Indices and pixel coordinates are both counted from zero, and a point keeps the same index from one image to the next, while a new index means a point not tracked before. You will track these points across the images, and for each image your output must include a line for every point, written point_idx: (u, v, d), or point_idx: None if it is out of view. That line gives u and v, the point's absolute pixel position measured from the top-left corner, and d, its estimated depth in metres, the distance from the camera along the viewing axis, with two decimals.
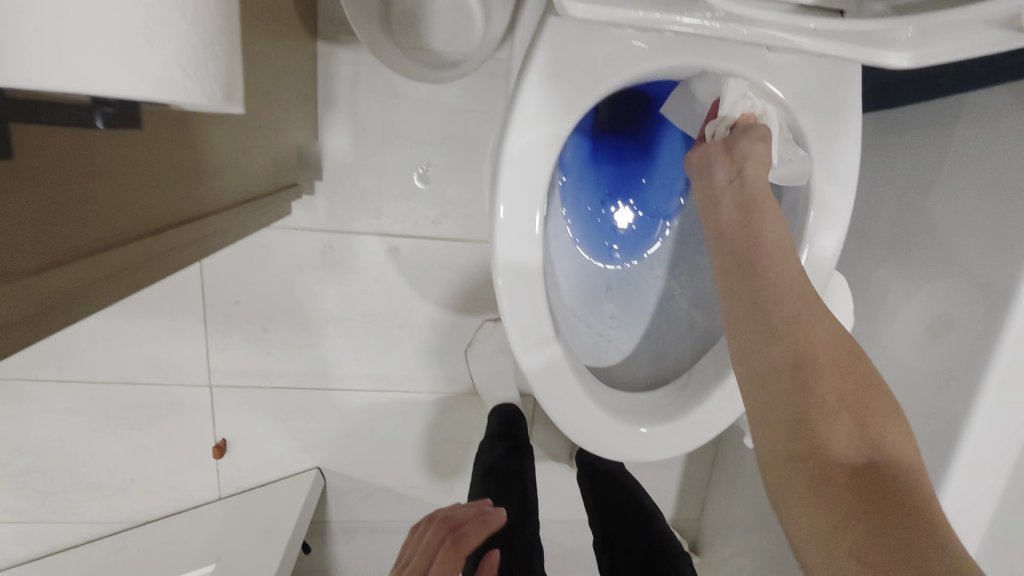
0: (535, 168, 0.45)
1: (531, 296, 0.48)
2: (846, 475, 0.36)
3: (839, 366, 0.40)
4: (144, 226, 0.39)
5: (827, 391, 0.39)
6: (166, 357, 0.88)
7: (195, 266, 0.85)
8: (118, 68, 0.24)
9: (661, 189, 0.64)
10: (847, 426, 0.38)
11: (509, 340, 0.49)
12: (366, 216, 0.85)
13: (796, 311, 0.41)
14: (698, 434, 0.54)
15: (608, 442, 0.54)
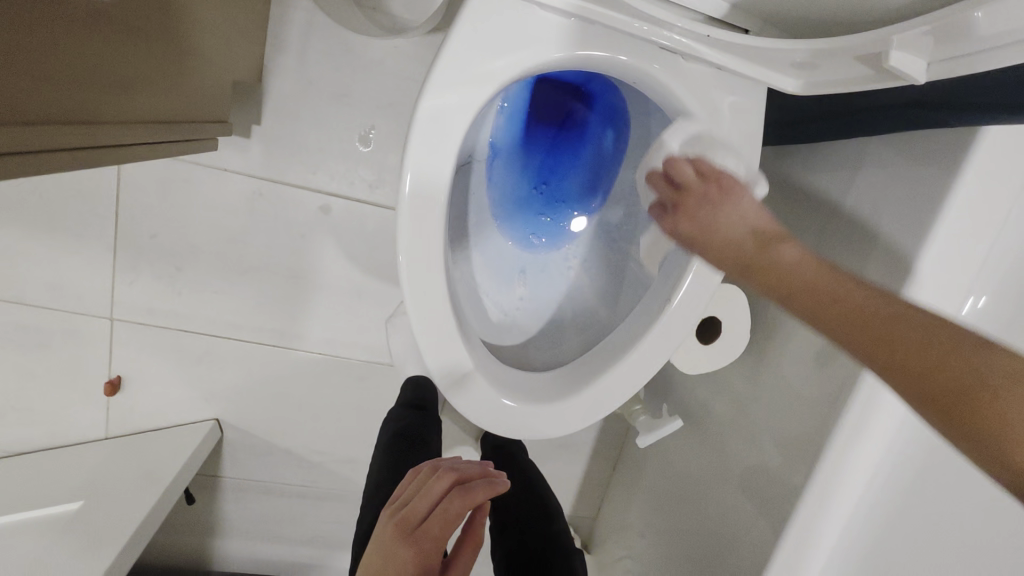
0: (449, 132, 0.46)
1: (431, 262, 0.49)
2: (927, 379, 0.37)
3: (826, 283, 0.43)
4: (19, 118, 0.35)
5: (849, 314, 0.41)
6: (67, 283, 0.84)
7: (111, 191, 0.81)
8: None
9: (585, 184, 0.66)
10: (888, 317, 0.40)
11: (405, 302, 0.49)
12: (301, 169, 0.84)
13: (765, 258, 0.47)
14: (578, 417, 0.57)
15: (490, 416, 0.55)
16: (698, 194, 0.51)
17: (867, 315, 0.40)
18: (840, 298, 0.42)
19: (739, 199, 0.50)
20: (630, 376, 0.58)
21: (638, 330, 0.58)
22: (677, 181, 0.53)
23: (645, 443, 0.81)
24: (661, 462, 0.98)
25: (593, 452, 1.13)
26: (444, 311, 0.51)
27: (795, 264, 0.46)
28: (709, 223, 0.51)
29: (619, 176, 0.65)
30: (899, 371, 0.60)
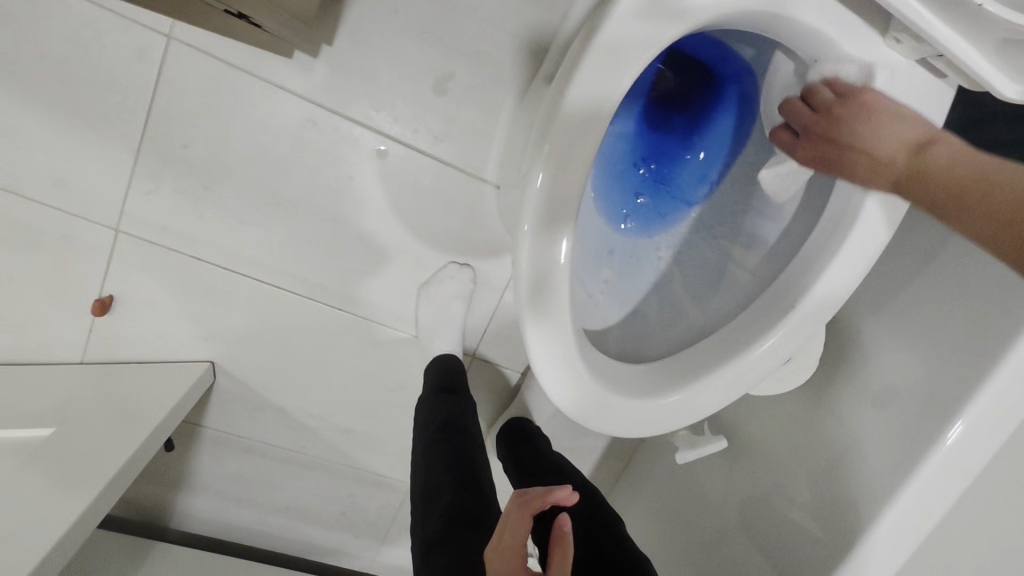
0: (617, 73, 0.39)
1: (564, 218, 0.42)
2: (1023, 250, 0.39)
3: (959, 163, 0.44)
4: None
5: (958, 194, 0.43)
6: (74, 180, 0.74)
7: (145, 86, 0.71)
8: None
9: (695, 172, 0.60)
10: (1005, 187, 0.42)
11: (522, 257, 0.43)
12: (365, 104, 0.76)
13: (851, 135, 0.47)
14: (666, 418, 0.52)
15: (582, 405, 0.49)
16: (840, 113, 0.48)
17: (974, 198, 0.42)
18: (966, 191, 0.43)
19: (862, 125, 0.47)
20: (729, 385, 0.53)
21: (741, 339, 0.53)
22: (813, 105, 0.50)
23: (682, 459, 0.76)
24: (675, 482, 0.94)
25: (600, 460, 1.08)
26: (557, 280, 0.44)
27: (940, 162, 0.45)
28: (836, 161, 0.49)
29: (728, 170, 0.60)
30: (984, 432, 0.56)
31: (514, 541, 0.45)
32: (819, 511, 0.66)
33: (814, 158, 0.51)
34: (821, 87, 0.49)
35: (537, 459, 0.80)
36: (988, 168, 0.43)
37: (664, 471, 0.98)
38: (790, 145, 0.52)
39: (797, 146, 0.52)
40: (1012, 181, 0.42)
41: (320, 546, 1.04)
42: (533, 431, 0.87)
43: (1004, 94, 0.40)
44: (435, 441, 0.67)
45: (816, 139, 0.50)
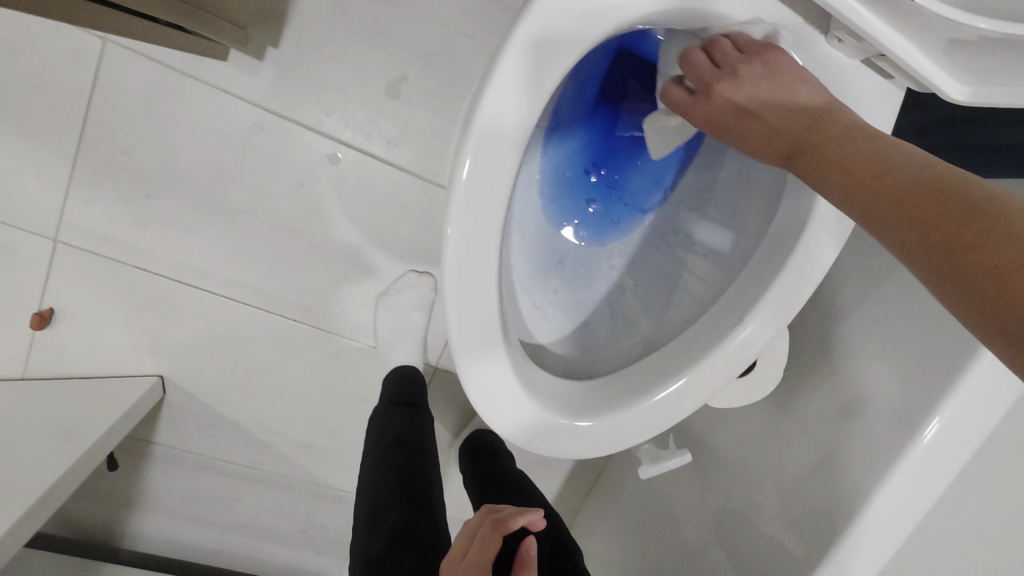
0: (535, 77, 0.37)
1: (488, 228, 0.40)
2: (941, 238, 0.33)
3: (876, 150, 0.38)
4: None
5: (886, 184, 0.36)
6: (7, 187, 0.70)
7: (81, 89, 0.68)
8: None
9: (647, 178, 0.58)
10: (956, 174, 0.35)
11: (445, 270, 0.40)
12: (315, 108, 0.73)
13: (811, 122, 0.41)
14: (613, 437, 0.49)
15: (521, 425, 0.47)
16: (743, 68, 0.41)
17: (904, 187, 0.36)
18: (935, 185, 0.35)
19: (755, 87, 0.41)
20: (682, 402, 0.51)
21: (694, 350, 0.51)
22: (715, 55, 0.43)
23: (646, 473, 0.73)
24: (645, 495, 0.91)
25: (570, 473, 1.05)
26: (487, 292, 0.41)
27: (881, 144, 0.38)
28: (732, 108, 0.43)
29: (683, 175, 0.58)
30: (955, 438, 0.54)
31: (480, 557, 0.41)
32: (783, 530, 0.63)
33: (712, 119, 0.44)
34: (729, 45, 0.43)
35: (499, 477, 0.76)
36: (905, 153, 0.37)
37: (634, 483, 0.95)
38: (685, 105, 0.45)
39: (693, 103, 0.45)
40: (921, 171, 0.36)
41: (282, 565, 1.00)
42: (498, 445, 0.84)
43: (951, 97, 0.39)
44: (386, 455, 0.64)
45: (714, 99, 0.43)
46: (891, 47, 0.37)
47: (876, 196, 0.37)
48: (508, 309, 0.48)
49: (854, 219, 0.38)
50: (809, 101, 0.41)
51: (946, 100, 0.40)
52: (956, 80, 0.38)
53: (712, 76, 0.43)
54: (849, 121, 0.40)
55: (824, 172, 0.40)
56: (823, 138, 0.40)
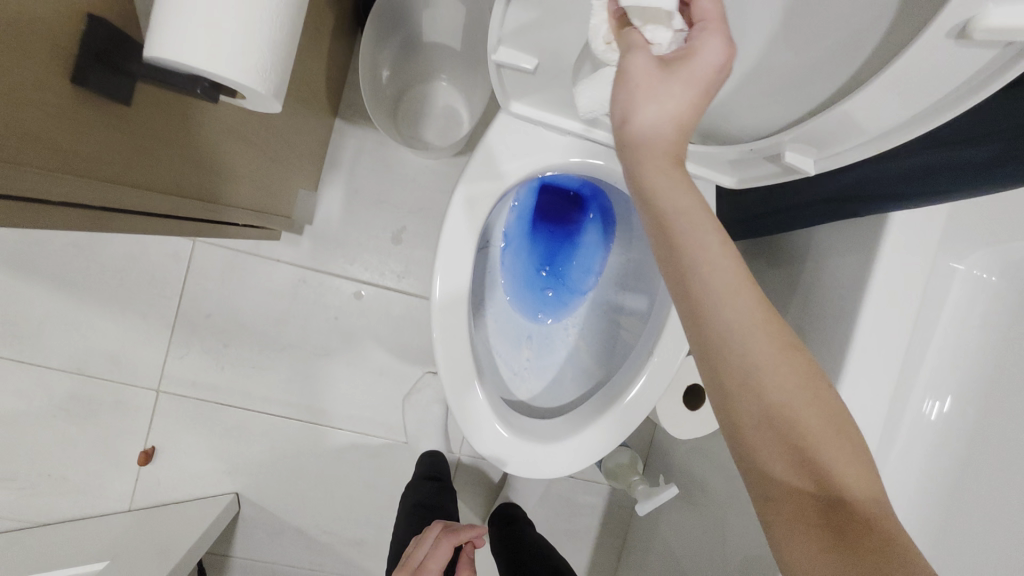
0: (469, 217, 0.60)
1: (457, 311, 0.61)
2: (793, 455, 0.40)
3: (771, 361, 0.40)
4: (180, 191, 0.53)
5: (792, 415, 0.40)
6: (126, 356, 0.95)
7: (179, 278, 0.96)
8: (245, 58, 0.36)
9: (582, 268, 0.78)
10: (798, 403, 0.40)
11: (434, 342, 0.61)
12: (342, 261, 0.99)
13: (732, 316, 0.41)
14: (574, 457, 0.65)
15: (502, 451, 0.63)
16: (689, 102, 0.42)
17: (794, 432, 0.40)
18: (819, 469, 0.39)
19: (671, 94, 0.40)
20: (622, 423, 0.66)
21: (626, 382, 0.67)
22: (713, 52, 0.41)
23: (643, 512, 0.84)
24: (662, 544, 1.00)
25: (598, 542, 1.13)
26: (461, 356, 0.61)
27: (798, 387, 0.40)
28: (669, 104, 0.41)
29: (608, 260, 0.78)
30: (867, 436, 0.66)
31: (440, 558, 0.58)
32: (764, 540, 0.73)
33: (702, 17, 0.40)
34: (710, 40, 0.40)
35: (518, 541, 0.89)
36: (776, 364, 0.40)
37: (653, 539, 1.03)
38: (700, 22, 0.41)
39: (658, 84, 0.40)
40: (815, 420, 0.40)
41: None
42: (521, 516, 0.97)
43: (724, 183, 0.62)
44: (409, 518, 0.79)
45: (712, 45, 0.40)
46: (679, 163, 0.61)
47: (756, 409, 0.40)
48: (487, 379, 0.66)
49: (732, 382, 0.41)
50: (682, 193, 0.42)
51: (727, 185, 0.63)
52: (727, 175, 0.61)
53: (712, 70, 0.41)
54: (738, 311, 0.41)
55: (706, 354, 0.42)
56: (698, 224, 0.42)
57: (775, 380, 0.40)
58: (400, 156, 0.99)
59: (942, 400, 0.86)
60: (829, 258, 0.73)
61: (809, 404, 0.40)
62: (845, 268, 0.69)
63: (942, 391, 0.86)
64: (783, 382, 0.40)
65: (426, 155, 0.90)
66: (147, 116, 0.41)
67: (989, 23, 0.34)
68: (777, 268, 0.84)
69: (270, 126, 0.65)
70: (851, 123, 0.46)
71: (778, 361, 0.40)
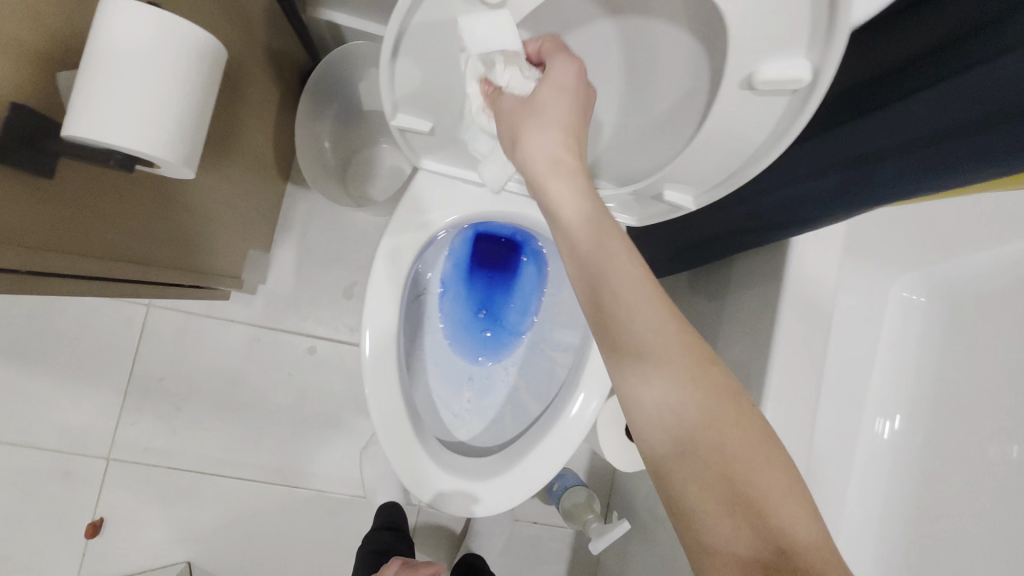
0: (395, 265, 0.65)
1: (388, 355, 0.64)
2: (738, 523, 0.36)
3: (711, 412, 0.38)
4: (121, 256, 0.57)
5: (735, 476, 0.37)
6: (76, 426, 0.95)
7: (133, 344, 0.97)
8: (154, 132, 0.41)
9: (518, 309, 0.82)
10: (774, 503, 0.36)
11: (366, 387, 0.63)
12: (295, 318, 1.02)
13: (664, 371, 0.39)
14: (512, 492, 0.66)
15: (438, 492, 0.65)
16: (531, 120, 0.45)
17: (741, 493, 0.36)
18: (768, 538, 0.35)
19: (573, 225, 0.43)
20: (556, 455, 0.68)
21: (554, 416, 0.70)
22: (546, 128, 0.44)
23: (597, 551, 0.84)
24: None
25: None
26: (394, 398, 0.64)
27: (738, 441, 0.38)
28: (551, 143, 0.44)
29: (542, 298, 0.82)
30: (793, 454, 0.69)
31: None
32: None
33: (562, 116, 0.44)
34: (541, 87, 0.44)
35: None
36: (723, 414, 0.38)
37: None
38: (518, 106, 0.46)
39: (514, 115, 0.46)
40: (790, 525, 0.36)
41: None
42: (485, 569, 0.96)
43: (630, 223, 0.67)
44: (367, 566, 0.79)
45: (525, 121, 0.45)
46: None
47: (703, 472, 0.37)
48: (421, 421, 0.68)
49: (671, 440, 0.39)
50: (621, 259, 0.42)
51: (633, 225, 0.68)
52: (629, 216, 0.67)
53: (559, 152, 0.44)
54: (666, 357, 0.39)
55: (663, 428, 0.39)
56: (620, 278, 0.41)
57: (720, 430, 0.38)
58: (350, 215, 1.04)
59: (891, 418, 0.91)
60: (747, 288, 0.78)
61: (750, 456, 0.37)
62: (761, 295, 0.74)
63: (890, 409, 0.92)
64: (727, 427, 0.38)
65: (372, 212, 0.95)
66: (74, 189, 0.45)
67: (765, 77, 0.42)
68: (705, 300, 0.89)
69: (211, 193, 0.70)
70: (722, 148, 0.50)
71: (714, 413, 0.38)
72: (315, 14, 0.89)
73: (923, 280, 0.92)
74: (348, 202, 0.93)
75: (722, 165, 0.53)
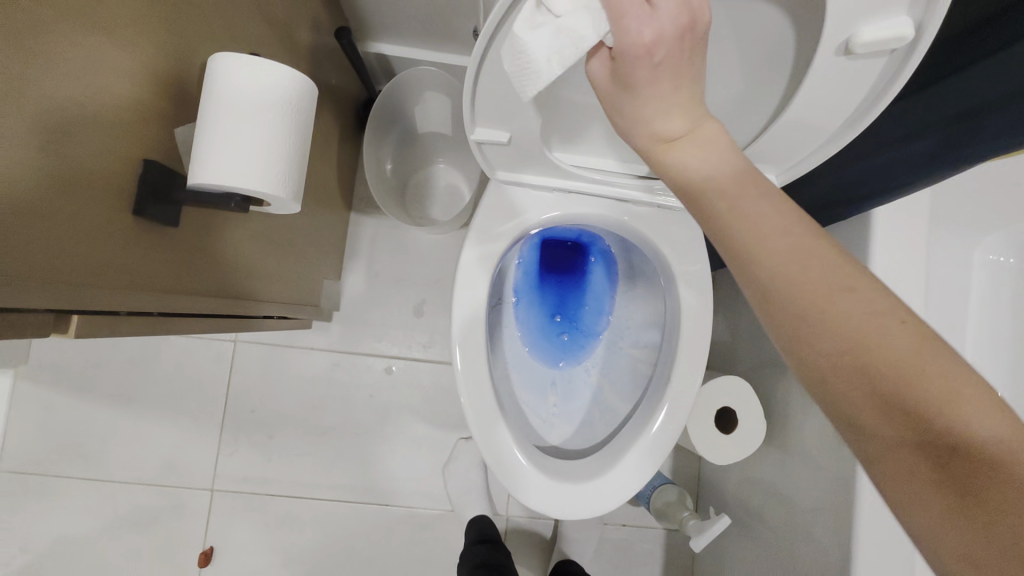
0: (477, 276, 0.66)
1: (478, 366, 0.65)
2: (891, 412, 0.32)
3: (835, 301, 0.34)
4: (227, 293, 0.61)
5: (889, 370, 0.32)
6: (181, 460, 1.00)
7: (224, 379, 1.02)
8: (267, 170, 0.44)
9: (594, 310, 0.81)
10: (933, 384, 0.31)
11: (462, 398, 0.65)
12: (370, 340, 1.05)
13: (766, 271, 0.36)
14: (613, 492, 0.66)
15: (540, 498, 0.65)
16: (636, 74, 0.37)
17: (884, 381, 0.32)
18: (928, 424, 0.31)
19: (642, 82, 0.37)
20: (653, 451, 0.67)
21: (646, 416, 0.69)
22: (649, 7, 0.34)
23: (699, 548, 0.83)
24: None
25: None
26: (488, 407, 0.65)
27: (872, 337, 0.33)
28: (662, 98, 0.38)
29: (617, 297, 0.81)
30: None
31: None
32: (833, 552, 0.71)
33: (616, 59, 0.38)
34: None
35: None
36: (845, 295, 0.34)
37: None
38: (614, 76, 0.38)
39: (618, 82, 0.38)
40: (903, 349, 0.32)
41: None
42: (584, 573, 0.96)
43: None
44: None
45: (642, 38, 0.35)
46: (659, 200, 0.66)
47: (849, 370, 0.33)
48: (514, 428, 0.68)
49: (791, 345, 0.36)
50: (729, 159, 0.39)
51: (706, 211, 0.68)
52: None
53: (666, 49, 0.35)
54: (771, 245, 0.36)
55: (762, 299, 0.36)
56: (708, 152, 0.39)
57: (854, 315, 0.33)
58: (412, 236, 1.07)
59: (996, 393, 0.85)
60: None
61: (903, 338, 0.32)
62: None
63: (991, 383, 0.85)
64: (852, 308, 0.33)
65: (434, 230, 0.98)
66: (190, 232, 0.48)
67: (865, 40, 0.40)
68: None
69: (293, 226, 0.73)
70: (808, 121, 0.50)
71: (849, 304, 0.33)
72: (365, 48, 0.93)
73: (1012, 240, 0.85)
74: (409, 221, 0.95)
75: (803, 141, 0.53)
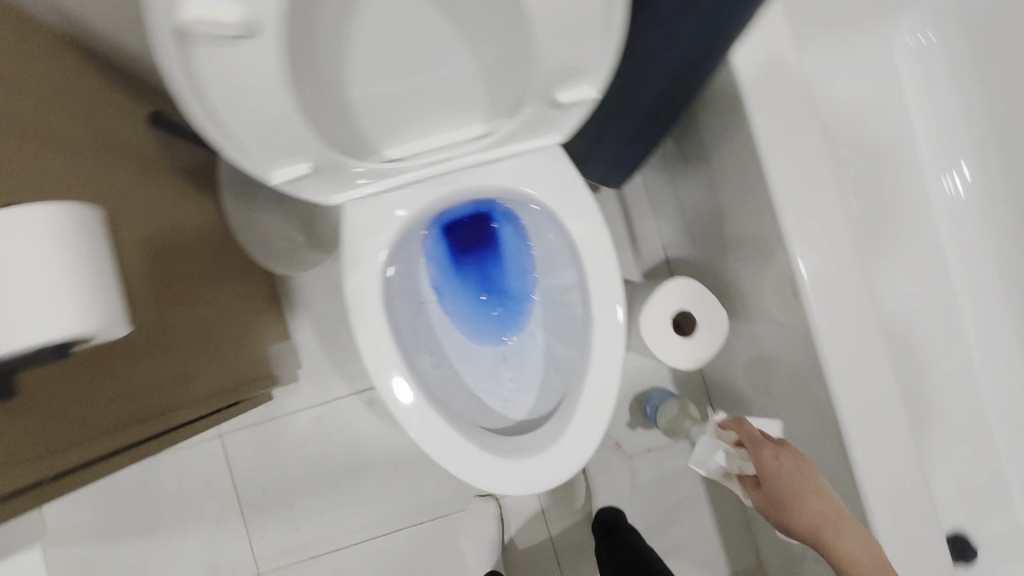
0: (366, 299, 0.65)
1: (400, 385, 0.65)
2: (833, 567, 0.55)
3: (816, 535, 0.55)
4: (129, 424, 0.60)
5: (817, 538, 0.55)
6: (221, 559, 1.04)
7: (227, 472, 1.04)
8: (67, 308, 0.42)
9: (517, 274, 0.80)
10: (843, 549, 0.54)
11: (398, 419, 0.65)
12: (344, 381, 1.05)
13: (783, 497, 0.57)
14: (576, 447, 0.66)
15: (509, 481, 0.65)
16: (762, 493, 0.60)
17: (823, 542, 0.55)
18: (818, 529, 0.55)
19: (783, 495, 0.57)
20: (602, 394, 0.66)
21: (585, 358, 0.68)
22: (808, 508, 0.55)
23: (707, 453, 0.81)
24: None
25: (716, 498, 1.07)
26: (426, 417, 0.65)
27: (829, 545, 0.55)
28: (813, 488, 0.56)
29: (533, 252, 0.79)
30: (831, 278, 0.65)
31: None
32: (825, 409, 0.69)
33: (779, 460, 0.58)
34: (786, 451, 0.59)
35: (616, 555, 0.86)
36: (840, 534, 0.54)
37: None
38: (770, 464, 0.58)
39: (772, 476, 0.58)
40: (849, 547, 0.54)
41: None
42: (619, 520, 0.92)
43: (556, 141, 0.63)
44: None
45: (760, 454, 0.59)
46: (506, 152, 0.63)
47: (828, 557, 0.55)
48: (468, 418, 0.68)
49: (798, 524, 0.56)
50: (821, 511, 0.55)
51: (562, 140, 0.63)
52: (551, 136, 0.62)
53: (766, 474, 0.58)
54: (798, 521, 0.56)
55: (813, 528, 0.55)
56: (796, 485, 0.56)
57: (834, 535, 0.54)
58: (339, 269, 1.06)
59: None
60: (728, 129, 0.73)
61: (829, 540, 0.55)
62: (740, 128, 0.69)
63: None
64: (851, 543, 0.54)
65: None
66: (20, 400, 0.47)
67: None
68: (702, 160, 0.84)
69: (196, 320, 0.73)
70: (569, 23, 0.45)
71: (804, 517, 0.55)
72: None
73: None
74: (297, 265, 1.00)
75: (583, 46, 0.48)
